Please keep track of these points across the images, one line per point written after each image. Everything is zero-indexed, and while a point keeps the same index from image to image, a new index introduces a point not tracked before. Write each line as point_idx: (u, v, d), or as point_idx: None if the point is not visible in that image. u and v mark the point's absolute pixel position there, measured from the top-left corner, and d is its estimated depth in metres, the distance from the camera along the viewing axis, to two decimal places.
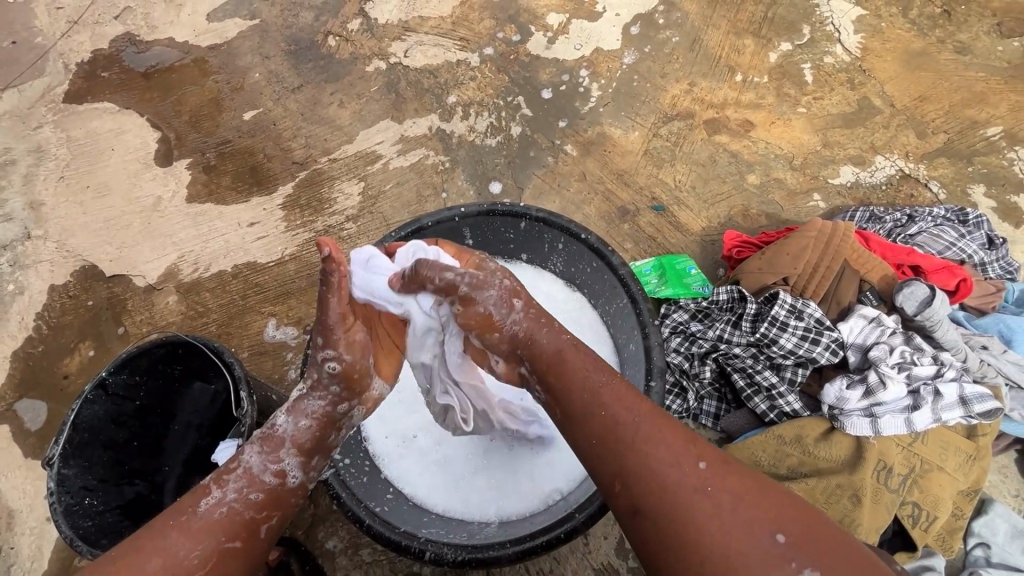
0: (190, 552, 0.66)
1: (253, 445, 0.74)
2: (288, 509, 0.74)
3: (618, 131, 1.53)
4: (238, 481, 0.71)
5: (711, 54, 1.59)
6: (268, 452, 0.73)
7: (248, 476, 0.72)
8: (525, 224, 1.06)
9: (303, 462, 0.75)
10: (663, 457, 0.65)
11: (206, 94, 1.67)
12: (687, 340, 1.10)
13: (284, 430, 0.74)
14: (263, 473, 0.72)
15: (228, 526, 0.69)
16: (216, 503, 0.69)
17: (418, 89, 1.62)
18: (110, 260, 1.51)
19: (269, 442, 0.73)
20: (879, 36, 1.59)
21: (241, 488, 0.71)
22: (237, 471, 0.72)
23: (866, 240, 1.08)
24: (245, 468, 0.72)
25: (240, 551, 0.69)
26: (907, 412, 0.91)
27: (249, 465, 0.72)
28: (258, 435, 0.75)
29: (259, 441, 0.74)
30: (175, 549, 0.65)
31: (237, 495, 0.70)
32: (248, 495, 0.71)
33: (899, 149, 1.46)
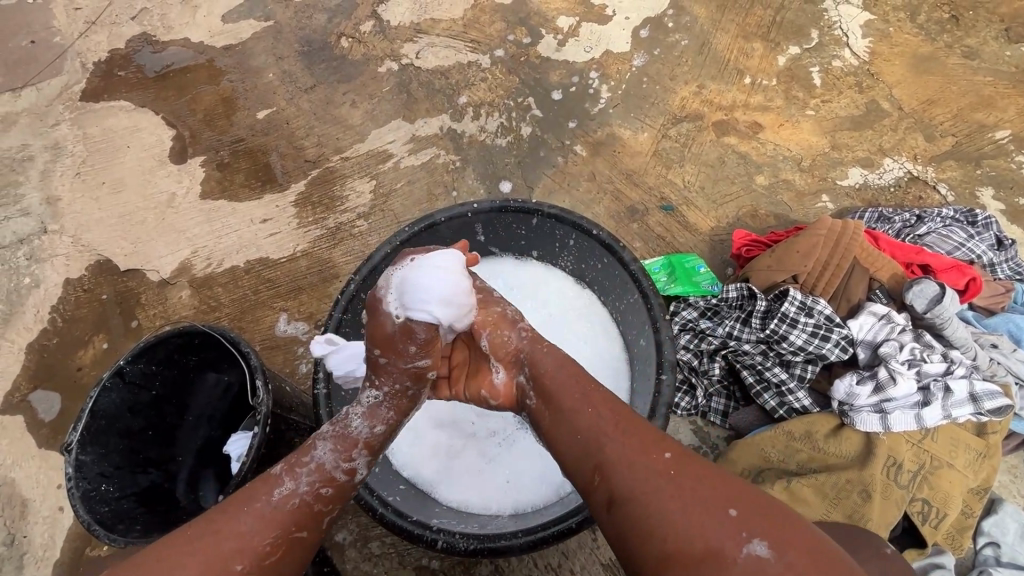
0: (264, 540, 0.65)
1: (322, 441, 0.75)
2: (346, 508, 0.75)
3: (627, 132, 1.54)
4: (311, 475, 0.71)
5: (720, 57, 1.61)
6: (339, 451, 0.74)
7: (320, 471, 0.72)
8: (537, 220, 1.08)
9: (368, 463, 0.77)
10: (631, 458, 0.63)
11: (220, 94, 1.69)
12: (697, 336, 1.10)
13: (359, 430, 0.76)
14: (334, 469, 0.73)
15: (298, 518, 0.69)
16: (289, 493, 0.69)
17: (430, 90, 1.65)
18: (125, 254, 1.53)
19: (342, 441, 0.75)
20: (887, 40, 1.60)
21: (313, 482, 0.71)
22: (309, 466, 0.72)
23: (875, 239, 1.09)
24: (317, 464, 0.72)
25: (305, 543, 0.69)
26: (917, 408, 0.92)
27: (321, 460, 0.73)
28: (330, 434, 0.75)
29: (332, 438, 0.75)
30: (248, 536, 0.64)
31: (309, 488, 0.71)
32: (320, 489, 0.71)
33: (907, 152, 1.47)
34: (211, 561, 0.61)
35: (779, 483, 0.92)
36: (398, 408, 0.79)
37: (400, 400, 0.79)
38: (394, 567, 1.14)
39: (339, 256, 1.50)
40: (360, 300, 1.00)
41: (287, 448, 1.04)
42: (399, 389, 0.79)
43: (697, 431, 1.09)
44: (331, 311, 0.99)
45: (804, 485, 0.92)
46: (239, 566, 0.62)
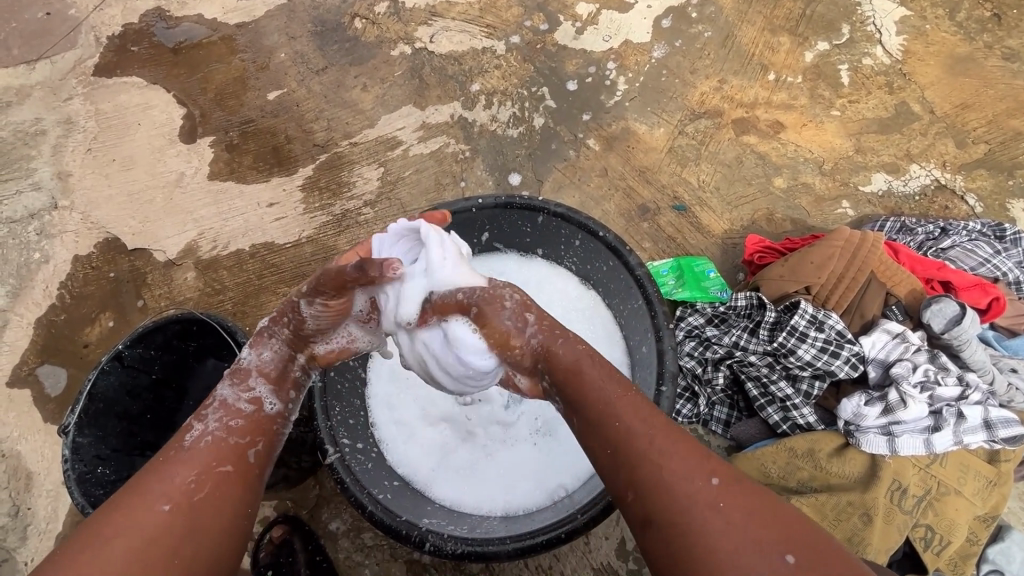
0: (185, 478, 0.62)
1: (222, 386, 0.73)
2: (272, 437, 0.72)
3: (643, 127, 1.49)
4: (216, 412, 0.70)
5: (744, 51, 1.54)
6: (239, 383, 0.73)
7: (223, 407, 0.71)
8: (543, 219, 1.05)
9: (275, 387, 0.75)
10: (680, 479, 0.58)
11: (232, 73, 1.67)
12: (702, 344, 1.07)
13: (247, 360, 0.75)
14: (237, 401, 0.72)
15: (217, 452, 0.66)
16: (199, 435, 0.67)
17: (442, 76, 1.61)
18: (133, 233, 1.53)
19: (237, 373, 0.74)
20: (923, 38, 1.52)
21: (220, 418, 0.70)
22: (211, 405, 0.71)
23: (896, 252, 1.05)
24: (220, 401, 0.71)
25: (235, 477, 0.66)
26: (927, 432, 0.88)
27: (224, 396, 0.72)
28: (227, 385, 0.73)
29: (232, 378, 0.73)
30: (171, 479, 0.62)
31: (217, 425, 0.69)
32: (229, 422, 0.70)
33: (936, 158, 1.41)
34: (134, 508, 0.59)
35: None
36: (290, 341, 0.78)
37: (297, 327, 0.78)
38: (385, 559, 1.15)
39: (344, 243, 1.49)
40: None
41: None
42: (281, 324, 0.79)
43: (697, 440, 1.08)
44: None
45: (803, 504, 0.89)
46: (165, 506, 0.60)
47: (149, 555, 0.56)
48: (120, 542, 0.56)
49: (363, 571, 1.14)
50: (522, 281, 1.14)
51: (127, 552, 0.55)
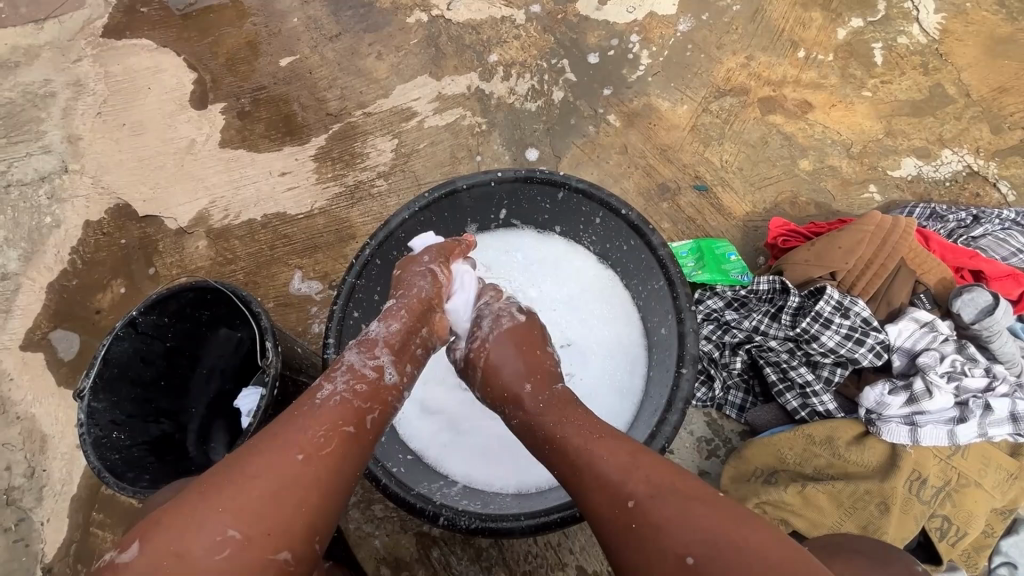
0: (315, 434, 0.67)
1: (351, 351, 0.79)
2: (384, 410, 0.75)
3: (665, 104, 1.45)
4: (344, 374, 0.74)
5: (773, 27, 1.48)
6: (370, 353, 0.78)
7: (352, 369, 0.75)
8: (563, 195, 1.02)
9: (395, 361, 0.79)
10: (607, 490, 0.65)
11: (243, 37, 1.63)
12: (721, 328, 1.06)
13: (376, 332, 0.81)
14: (363, 367, 0.76)
15: (344, 412, 0.70)
16: (330, 394, 0.72)
17: (459, 45, 1.56)
18: (144, 200, 1.51)
19: (367, 343, 0.79)
20: (962, 17, 1.46)
21: (348, 380, 0.74)
22: (341, 367, 0.75)
23: (926, 239, 1.02)
24: (347, 364, 0.76)
25: (355, 438, 0.70)
26: (951, 424, 0.87)
27: (353, 362, 0.76)
28: (356, 344, 0.80)
29: (361, 346, 0.79)
30: (300, 432, 0.66)
31: (345, 387, 0.73)
32: (354, 385, 0.74)
33: (970, 144, 1.36)
34: (271, 451, 0.64)
35: (793, 487, 0.90)
36: (412, 316, 0.85)
37: (417, 305, 0.86)
38: (396, 531, 1.15)
39: (357, 216, 1.46)
40: (373, 266, 0.98)
41: None
42: (413, 302, 0.86)
43: (711, 424, 1.07)
44: (344, 275, 0.95)
45: (819, 491, 0.89)
46: (298, 456, 0.64)
47: (280, 503, 0.61)
48: (258, 482, 0.62)
49: (373, 542, 1.15)
50: (538, 258, 1.12)
51: (262, 494, 0.61)
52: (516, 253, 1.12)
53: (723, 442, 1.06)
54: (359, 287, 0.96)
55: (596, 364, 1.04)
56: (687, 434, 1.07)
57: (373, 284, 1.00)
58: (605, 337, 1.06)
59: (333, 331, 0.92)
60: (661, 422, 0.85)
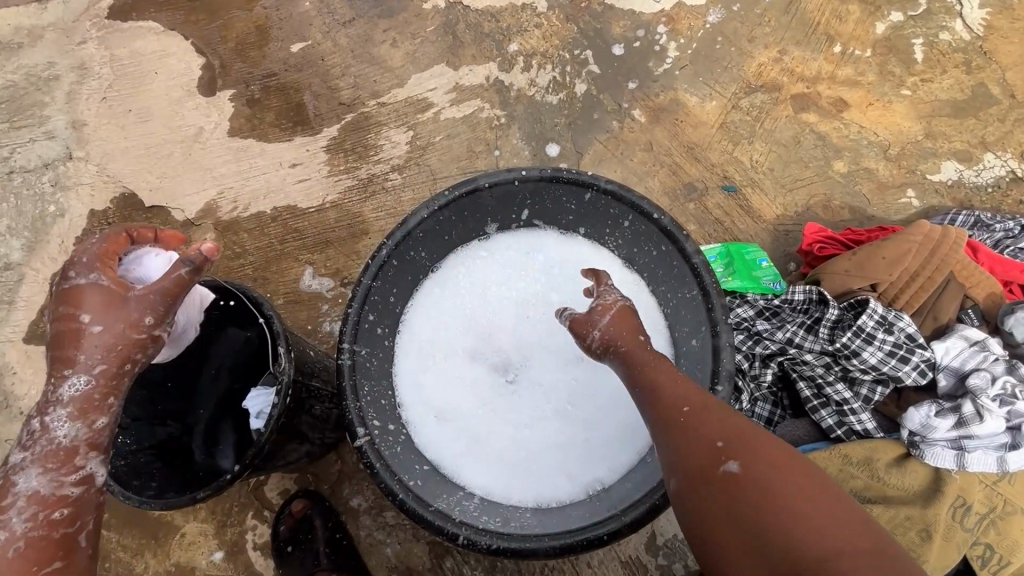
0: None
1: (25, 470, 0.67)
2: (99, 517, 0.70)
3: (693, 100, 1.39)
4: (35, 471, 0.66)
5: (808, 19, 1.41)
6: (59, 470, 0.67)
7: (45, 457, 0.67)
8: (591, 196, 0.97)
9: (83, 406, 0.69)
10: (704, 448, 0.61)
11: (253, 21, 1.57)
12: (751, 338, 1.00)
13: (62, 402, 0.68)
14: (60, 445, 0.67)
15: (34, 551, 0.65)
16: (8, 541, 0.64)
17: (478, 33, 1.49)
18: (151, 190, 1.47)
19: (79, 408, 0.68)
20: (1009, 13, 1.38)
21: (46, 474, 0.67)
22: (35, 454, 0.67)
23: (974, 251, 0.96)
24: (41, 426, 0.67)
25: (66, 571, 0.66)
26: (1001, 450, 0.82)
27: (33, 488, 0.66)
28: (28, 453, 0.67)
29: (39, 462, 0.66)
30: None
31: (47, 487, 0.66)
32: (39, 514, 0.65)
33: (1013, 147, 1.30)
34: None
35: None
36: (113, 362, 0.70)
37: (108, 346, 0.69)
38: (408, 539, 1.13)
39: (370, 211, 1.41)
40: (390, 267, 0.94)
41: (306, 417, 0.98)
42: (94, 387, 0.69)
43: None
44: (360, 276, 0.91)
45: None
46: None
47: None
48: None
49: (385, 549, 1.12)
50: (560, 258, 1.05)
51: None
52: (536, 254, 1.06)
53: None
54: (374, 289, 0.92)
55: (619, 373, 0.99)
56: None
57: (389, 286, 0.96)
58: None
59: (349, 334, 0.88)
60: None
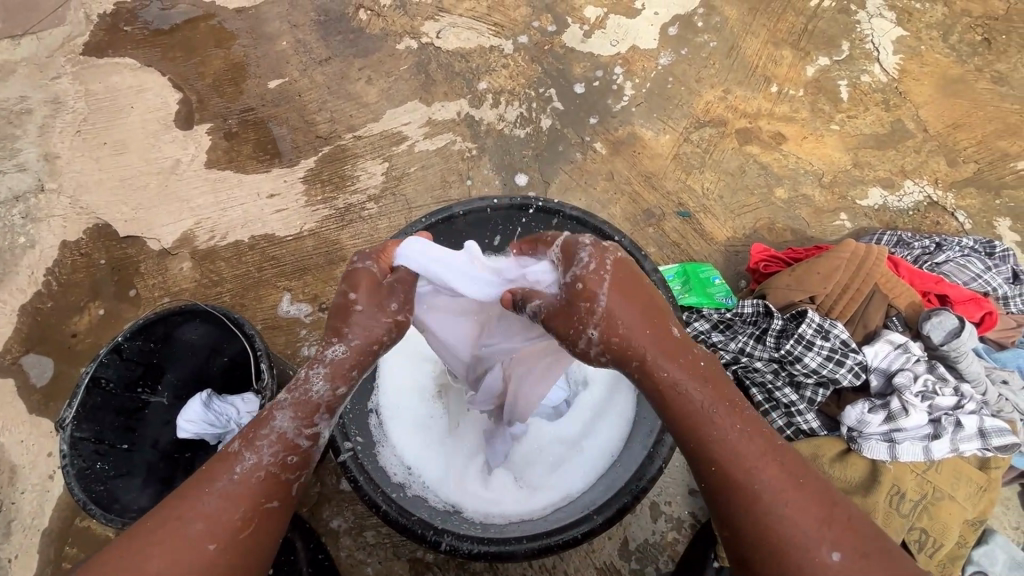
0: (231, 516, 0.63)
1: (282, 410, 0.69)
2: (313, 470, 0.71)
3: (649, 133, 1.51)
4: (272, 443, 0.67)
5: (748, 63, 1.57)
6: (301, 419, 0.69)
7: (281, 439, 0.67)
8: (557, 222, 1.05)
9: (308, 397, 0.70)
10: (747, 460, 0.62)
11: (231, 59, 1.63)
12: (707, 349, 1.10)
13: (317, 391, 0.70)
14: (293, 435, 0.68)
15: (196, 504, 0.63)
16: (250, 468, 0.65)
17: (449, 72, 1.60)
18: (126, 220, 1.48)
19: (303, 406, 0.69)
20: (918, 58, 1.58)
21: (275, 451, 0.67)
22: (268, 433, 0.68)
23: (897, 265, 1.12)
24: (278, 433, 0.67)
25: (279, 508, 0.67)
26: (926, 440, 0.94)
27: (282, 429, 0.68)
28: (289, 396, 0.69)
29: (289, 407, 0.69)
30: (210, 511, 0.62)
31: (272, 457, 0.67)
32: (257, 465, 0.66)
33: (928, 175, 1.47)
34: (193, 516, 0.62)
35: None
36: (365, 340, 0.72)
37: (368, 331, 0.72)
38: (389, 556, 1.14)
39: (347, 238, 1.46)
40: None
41: None
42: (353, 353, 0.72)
43: None
44: None
45: None
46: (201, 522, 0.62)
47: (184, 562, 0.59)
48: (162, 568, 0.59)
49: (365, 569, 1.13)
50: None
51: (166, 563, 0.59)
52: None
53: None
54: None
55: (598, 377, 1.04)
56: None
57: None
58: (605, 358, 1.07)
59: None
60: (657, 443, 0.86)
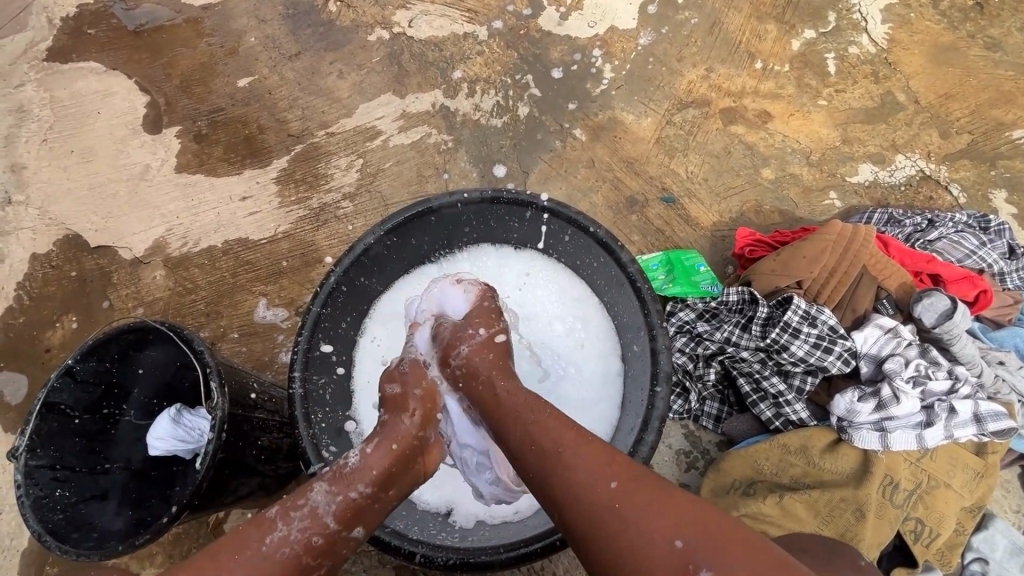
0: (293, 519, 0.67)
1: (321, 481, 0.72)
2: (367, 479, 0.73)
3: (630, 117, 1.46)
4: (304, 519, 0.68)
5: (731, 39, 1.51)
6: (338, 492, 0.71)
7: (313, 516, 0.68)
8: (531, 214, 0.97)
9: (341, 472, 0.72)
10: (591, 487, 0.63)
11: (198, 58, 1.58)
12: (693, 340, 1.09)
13: (352, 467, 0.73)
14: (325, 513, 0.69)
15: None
16: (281, 541, 0.66)
17: (422, 63, 1.54)
18: (96, 230, 1.45)
19: (339, 478, 0.72)
20: (908, 27, 1.51)
21: (305, 528, 0.67)
22: (304, 509, 0.68)
23: (886, 245, 1.08)
24: (312, 507, 0.69)
25: (333, 518, 0.69)
26: (919, 428, 0.93)
27: (316, 503, 0.69)
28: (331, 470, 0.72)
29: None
30: (280, 519, 0.67)
31: (301, 534, 0.67)
32: (309, 537, 0.67)
33: (921, 149, 1.42)
34: None
35: (771, 498, 0.95)
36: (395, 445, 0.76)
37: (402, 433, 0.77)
38: (374, 565, 1.14)
39: (322, 240, 1.42)
40: (340, 293, 0.92)
41: (253, 448, 0.99)
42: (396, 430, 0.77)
43: (689, 436, 1.10)
44: (309, 303, 0.90)
45: (797, 501, 0.94)
46: None
47: None
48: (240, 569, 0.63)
49: None
50: (529, 269, 1.06)
51: None
52: (506, 265, 1.07)
53: (701, 454, 1.10)
54: (324, 316, 0.90)
55: (591, 376, 0.99)
56: (666, 447, 1.10)
57: (339, 313, 0.94)
58: (598, 356, 1.01)
59: (299, 361, 0.87)
60: (638, 441, 0.83)
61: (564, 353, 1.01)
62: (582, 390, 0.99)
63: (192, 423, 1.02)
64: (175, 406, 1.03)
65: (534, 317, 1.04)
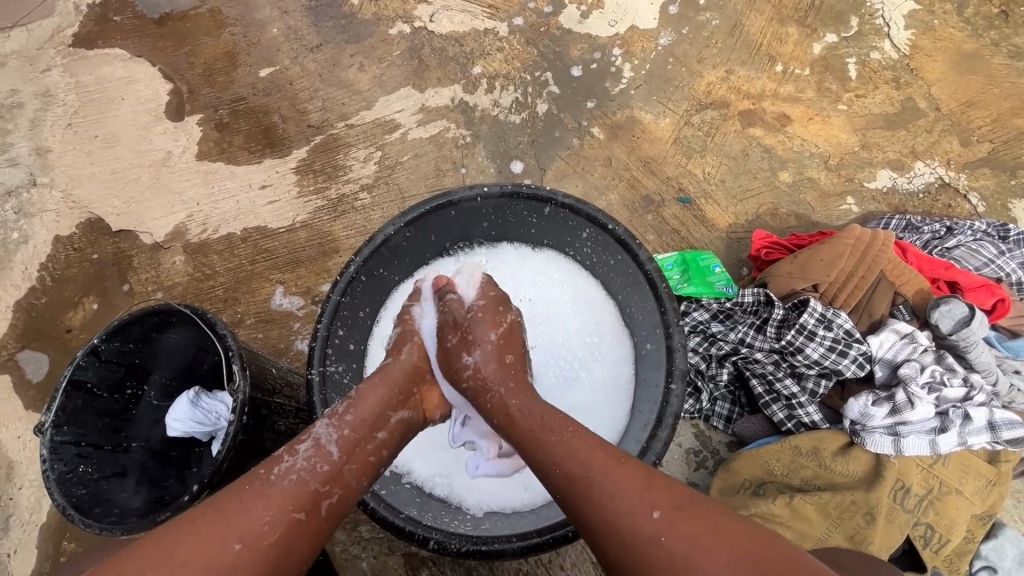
0: (260, 518, 0.62)
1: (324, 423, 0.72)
2: (350, 489, 0.69)
3: (648, 117, 1.47)
4: (309, 450, 0.68)
5: (751, 41, 1.51)
6: (340, 425, 0.71)
7: (317, 446, 0.69)
8: (550, 210, 0.98)
9: (338, 414, 0.72)
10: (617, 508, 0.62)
11: (221, 47, 1.60)
12: (707, 340, 1.09)
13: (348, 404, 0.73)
14: (329, 443, 0.69)
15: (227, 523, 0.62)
16: (287, 470, 0.66)
17: (442, 57, 1.55)
18: (118, 214, 1.47)
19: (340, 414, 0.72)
20: (931, 33, 1.50)
21: (310, 457, 0.68)
22: (306, 440, 0.69)
23: (904, 251, 1.08)
24: (314, 439, 0.69)
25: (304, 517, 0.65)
26: (933, 433, 0.94)
27: (319, 436, 0.70)
28: (333, 417, 0.72)
29: (328, 414, 0.72)
30: (248, 513, 0.62)
31: (306, 464, 0.67)
32: (317, 465, 0.67)
33: (941, 156, 1.41)
34: (223, 522, 0.62)
35: (781, 499, 0.95)
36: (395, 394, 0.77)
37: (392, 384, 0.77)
38: (383, 551, 1.16)
39: (340, 230, 1.44)
40: (359, 282, 0.93)
41: (270, 432, 1.01)
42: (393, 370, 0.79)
43: (699, 435, 1.11)
44: (329, 292, 0.91)
45: (807, 503, 0.95)
46: (236, 546, 0.61)
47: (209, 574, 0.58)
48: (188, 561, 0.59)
49: (360, 564, 1.15)
50: (545, 268, 1.07)
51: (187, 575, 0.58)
52: (522, 262, 1.08)
53: (711, 453, 1.10)
54: (344, 305, 0.91)
55: (604, 375, 1.00)
56: (676, 446, 1.11)
57: (358, 302, 0.95)
58: (612, 355, 1.02)
59: (318, 349, 0.88)
60: (651, 438, 0.83)
61: (578, 351, 1.03)
62: (594, 388, 1.00)
63: (213, 409, 1.03)
64: (194, 389, 1.05)
65: (549, 316, 1.06)
